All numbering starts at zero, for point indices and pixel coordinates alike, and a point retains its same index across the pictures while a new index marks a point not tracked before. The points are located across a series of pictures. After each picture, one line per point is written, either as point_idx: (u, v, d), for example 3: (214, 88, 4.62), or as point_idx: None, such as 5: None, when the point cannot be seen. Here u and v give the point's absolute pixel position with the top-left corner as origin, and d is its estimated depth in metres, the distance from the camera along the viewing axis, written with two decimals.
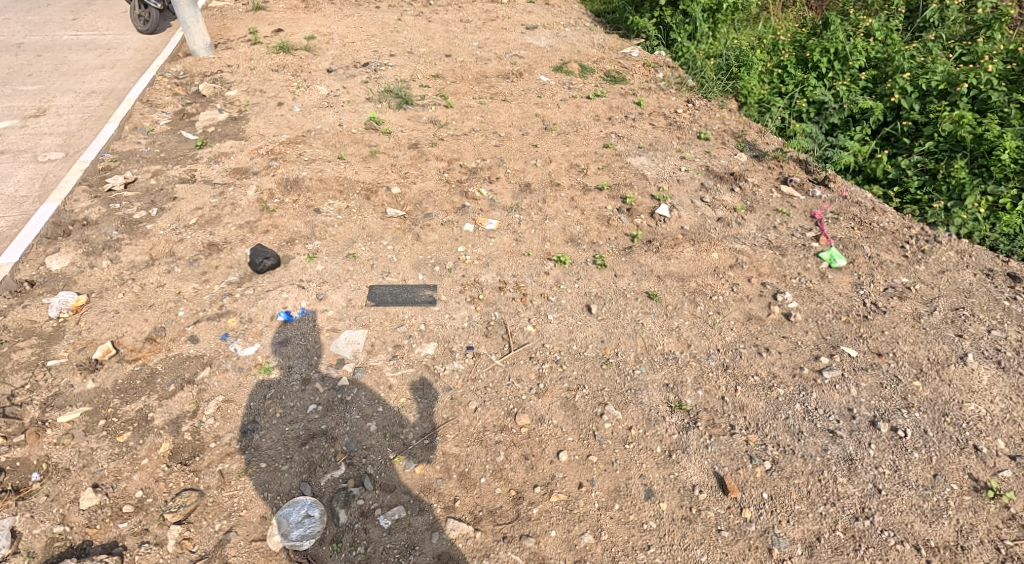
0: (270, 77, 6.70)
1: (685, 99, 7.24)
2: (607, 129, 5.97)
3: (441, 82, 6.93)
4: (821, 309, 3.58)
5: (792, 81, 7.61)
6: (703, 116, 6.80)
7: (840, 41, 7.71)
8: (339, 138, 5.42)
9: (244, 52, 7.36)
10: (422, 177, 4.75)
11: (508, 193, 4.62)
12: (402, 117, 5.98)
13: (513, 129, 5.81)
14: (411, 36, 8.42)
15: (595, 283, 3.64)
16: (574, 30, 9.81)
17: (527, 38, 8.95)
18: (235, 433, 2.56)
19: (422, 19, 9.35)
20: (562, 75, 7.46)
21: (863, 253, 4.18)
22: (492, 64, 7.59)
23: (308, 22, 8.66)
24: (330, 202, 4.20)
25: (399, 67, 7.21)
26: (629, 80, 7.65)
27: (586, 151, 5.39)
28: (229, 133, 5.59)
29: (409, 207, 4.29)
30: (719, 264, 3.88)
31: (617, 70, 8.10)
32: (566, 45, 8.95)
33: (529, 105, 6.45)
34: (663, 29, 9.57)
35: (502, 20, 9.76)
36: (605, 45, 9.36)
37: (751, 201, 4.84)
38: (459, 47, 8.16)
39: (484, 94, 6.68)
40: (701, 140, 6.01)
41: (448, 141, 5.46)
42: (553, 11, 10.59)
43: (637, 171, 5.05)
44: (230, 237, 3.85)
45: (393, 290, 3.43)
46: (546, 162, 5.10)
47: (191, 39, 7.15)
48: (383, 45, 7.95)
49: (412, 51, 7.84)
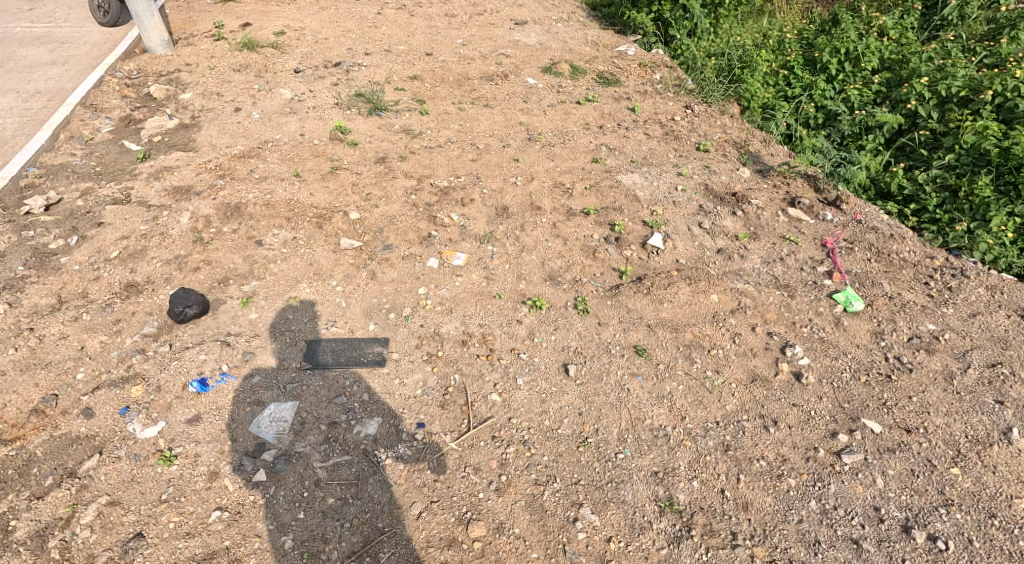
0: (231, 78, 6.16)
1: (684, 104, 6.71)
2: (597, 140, 5.45)
3: (419, 85, 6.39)
4: (838, 366, 3.06)
5: (798, 84, 7.11)
6: (702, 123, 6.27)
7: (851, 41, 7.19)
8: (299, 150, 4.89)
9: (206, 50, 6.82)
10: (386, 199, 4.23)
11: (482, 218, 4.11)
12: (372, 126, 5.46)
13: (494, 139, 5.29)
14: (390, 33, 7.87)
15: (575, 334, 3.13)
16: (568, 26, 9.25)
17: (515, 34, 8.41)
18: (114, 552, 2.10)
19: (404, 13, 8.79)
20: (551, 76, 6.92)
21: (882, 292, 3.65)
22: (475, 65, 7.04)
23: (280, 16, 8.10)
24: (274, 232, 3.67)
25: (374, 67, 6.67)
26: (624, 83, 7.13)
27: (572, 166, 4.87)
28: (177, 143, 5.08)
29: (367, 237, 3.78)
30: (719, 309, 3.38)
31: (610, 70, 7.57)
32: (557, 42, 8.41)
33: (512, 111, 5.93)
34: (661, 24, 9.07)
35: (490, 14, 9.21)
36: (599, 42, 8.82)
37: (754, 226, 4.32)
38: (441, 45, 7.61)
39: (464, 99, 6.15)
40: (700, 153, 5.50)
41: (420, 153, 4.93)
42: (545, 4, 10.02)
43: (629, 191, 4.53)
44: (153, 275, 3.33)
45: (335, 346, 2.91)
46: (528, 180, 4.58)
47: (145, 35, 6.60)
48: (359, 42, 7.41)
49: (391, 49, 7.30)
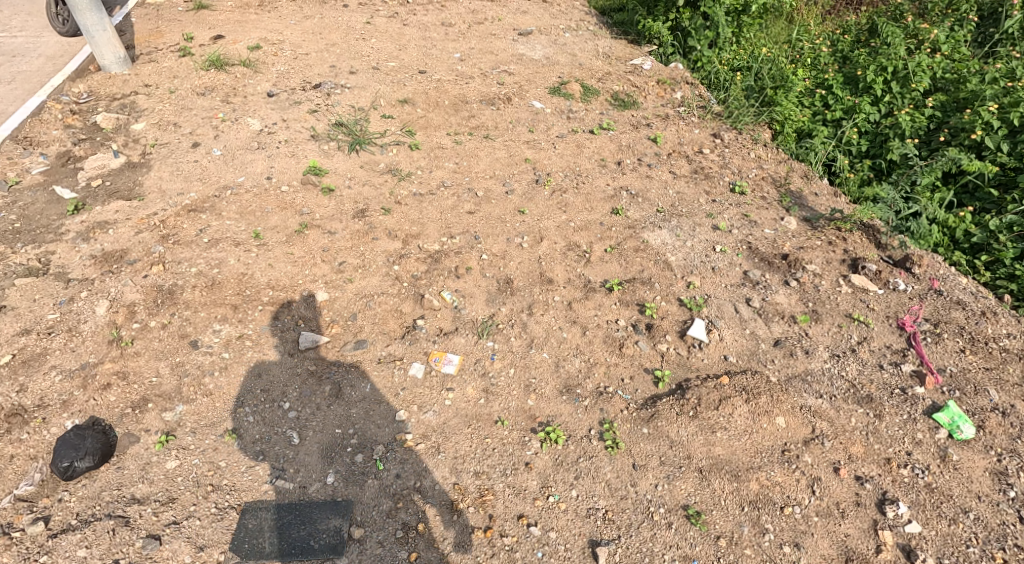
0: (193, 103, 5.38)
1: (711, 132, 5.93)
2: (615, 182, 4.69)
3: (409, 110, 5.63)
4: (961, 535, 2.31)
5: (839, 106, 6.34)
6: (733, 156, 5.49)
7: (898, 58, 6.41)
8: (265, 200, 4.11)
9: (169, 68, 6.08)
10: (362, 270, 3.47)
11: (480, 297, 3.36)
12: (353, 164, 4.70)
13: (495, 183, 4.54)
14: (380, 46, 7.13)
15: (603, 487, 2.38)
16: (576, 35, 8.47)
17: (518, 45, 7.64)
18: None
19: (396, 23, 8.07)
20: (560, 99, 6.15)
21: (993, 404, 2.87)
22: (474, 85, 6.28)
23: (258, 26, 7.36)
24: (214, 326, 2.87)
25: (359, 89, 5.91)
26: (641, 105, 6.38)
27: (588, 220, 4.11)
28: (118, 189, 4.30)
29: (335, 329, 3.02)
30: (787, 438, 2.59)
31: (625, 89, 6.79)
32: (564, 54, 7.64)
33: (516, 143, 5.16)
34: (679, 34, 8.39)
35: (490, 23, 8.45)
36: (610, 54, 8.05)
37: (812, 302, 3.54)
38: (436, 62, 6.86)
39: (460, 128, 5.39)
40: (734, 198, 4.73)
41: (408, 204, 4.18)
42: (550, 12, 9.31)
43: (658, 256, 3.76)
44: (47, 396, 2.53)
45: (281, 519, 2.22)
46: (536, 241, 3.84)
47: (97, 51, 5.81)
48: (344, 58, 6.67)
49: (379, 66, 6.54)
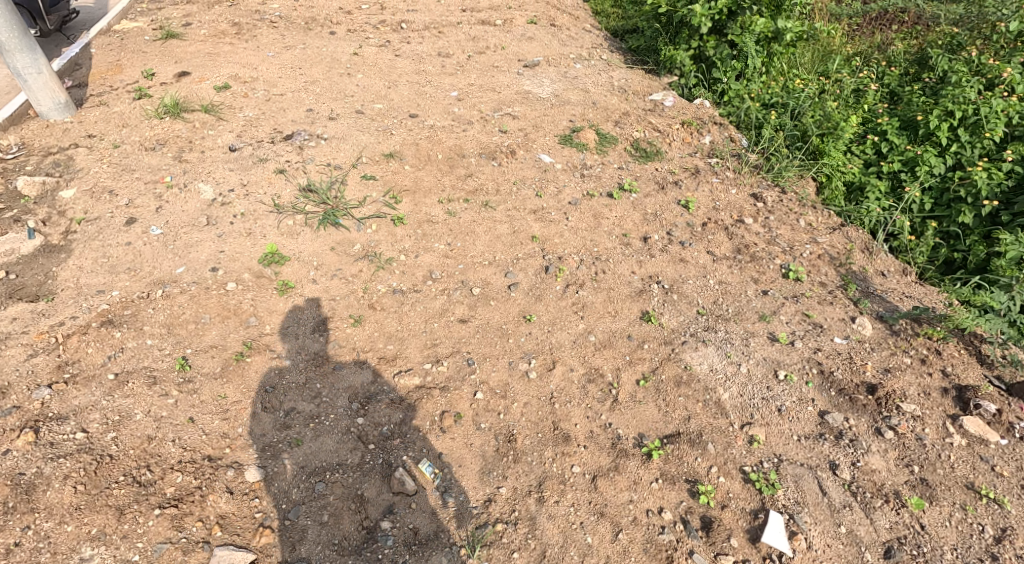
0: (139, 161, 4.56)
1: (749, 191, 5.09)
2: (640, 270, 3.86)
3: (395, 167, 4.83)
4: None
5: (896, 156, 5.55)
6: (779, 224, 4.63)
7: (968, 100, 5.55)
8: (205, 302, 3.24)
9: (119, 113, 5.26)
10: (316, 424, 2.65)
11: (472, 468, 2.53)
12: (324, 247, 3.89)
13: (495, 272, 3.73)
14: (367, 82, 6.33)
15: None
16: (587, 66, 7.64)
17: (523, 79, 6.82)
18: None
19: (387, 53, 7.29)
20: (571, 150, 5.34)
21: None
22: (473, 133, 5.48)
23: (231, 59, 6.57)
24: (84, 551, 2.18)
25: (339, 140, 5.11)
26: (665, 156, 5.56)
27: (613, 331, 3.26)
28: (23, 286, 3.45)
29: (266, 537, 2.29)
30: None
31: (646, 134, 5.95)
32: (576, 90, 6.81)
33: (520, 214, 4.36)
34: (703, 64, 7.69)
35: (492, 51, 7.64)
36: (627, 88, 7.23)
37: (918, 467, 2.64)
38: (431, 101, 6.06)
39: (455, 193, 4.58)
40: (789, 288, 3.88)
41: (388, 308, 3.35)
42: (558, 39, 8.51)
43: (706, 391, 2.90)
44: None
45: None
46: (546, 368, 2.98)
47: (33, 96, 4.99)
48: (325, 98, 5.86)
49: (365, 109, 5.74)
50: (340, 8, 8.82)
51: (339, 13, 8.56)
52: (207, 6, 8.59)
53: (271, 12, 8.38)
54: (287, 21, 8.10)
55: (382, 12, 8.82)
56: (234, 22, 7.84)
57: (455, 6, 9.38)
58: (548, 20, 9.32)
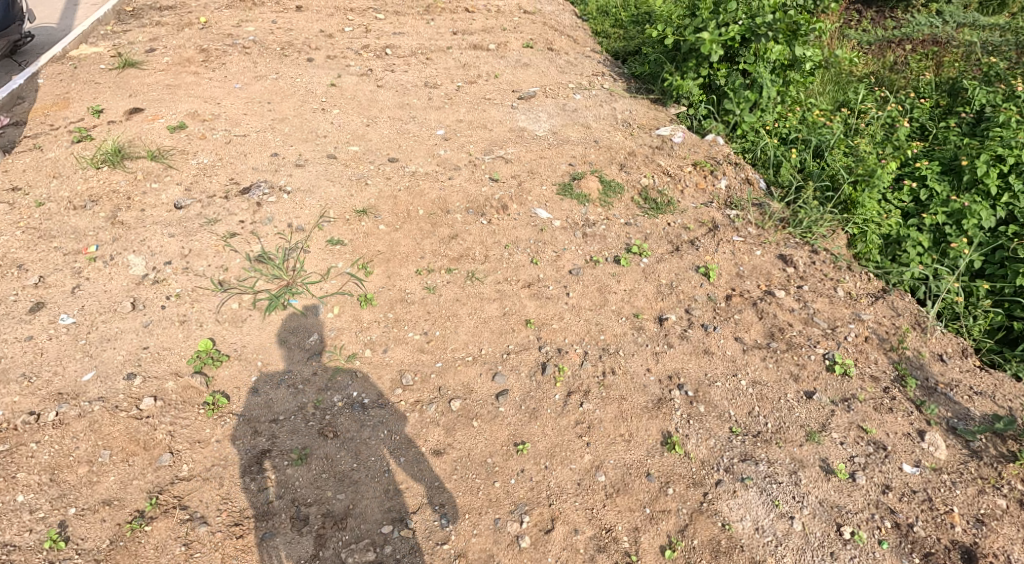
0: (64, 224, 3.90)
1: (775, 251, 4.45)
2: (656, 367, 3.19)
3: (367, 226, 4.19)
4: None
5: (940, 206, 4.90)
6: (815, 295, 3.96)
7: (1020, 144, 4.92)
8: (106, 431, 2.60)
9: (52, 160, 4.61)
10: None
11: None
12: (273, 339, 3.22)
13: (481, 372, 3.06)
14: (344, 119, 5.68)
15: None
16: (587, 96, 7.03)
17: (517, 113, 6.19)
18: None
19: (369, 83, 6.64)
20: (570, 202, 4.70)
21: None
22: (460, 181, 4.83)
23: (192, 92, 5.93)
24: None
25: (305, 193, 4.44)
26: (677, 207, 4.92)
27: (626, 464, 2.62)
28: None
29: None
30: None
31: (655, 179, 5.31)
32: (576, 125, 6.18)
33: (511, 288, 3.71)
34: (713, 93, 7.10)
35: (484, 80, 7.01)
36: (631, 121, 6.63)
37: None
38: (414, 143, 5.43)
39: (436, 261, 3.92)
40: (837, 387, 3.19)
41: (344, 433, 2.70)
42: (556, 65, 7.89)
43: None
44: None
45: None
46: (541, 532, 2.37)
47: None
48: (294, 139, 5.22)
49: (338, 152, 5.09)
50: (321, 31, 8.21)
51: (319, 38, 7.95)
52: (176, 30, 7.99)
53: (245, 36, 7.76)
54: (261, 45, 7.46)
55: (366, 36, 8.20)
56: (202, 48, 7.21)
57: (445, 29, 8.77)
58: (545, 43, 8.71)
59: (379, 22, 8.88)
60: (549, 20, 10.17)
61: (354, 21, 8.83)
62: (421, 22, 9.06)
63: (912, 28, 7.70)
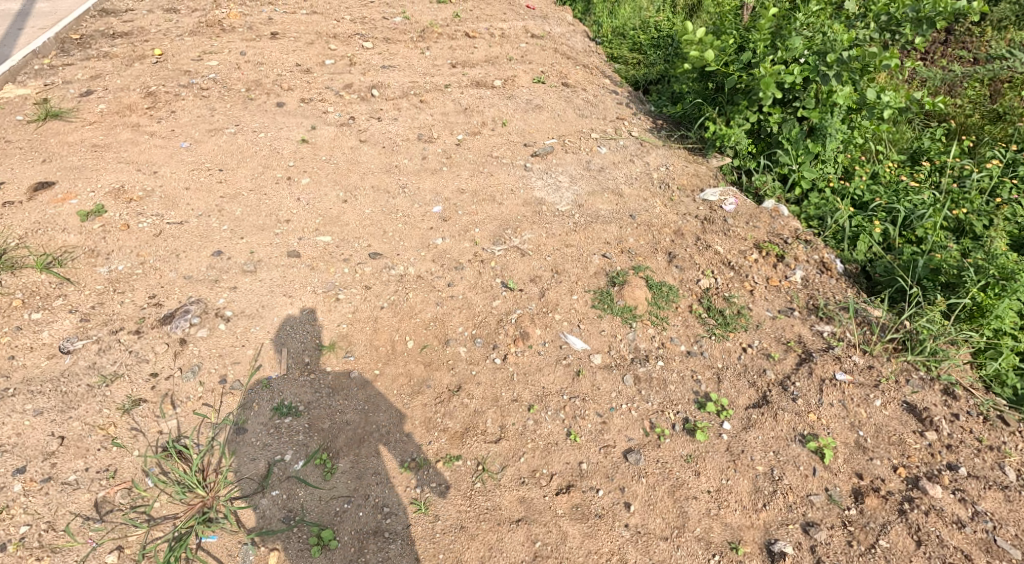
0: None
1: (901, 395, 3.21)
2: None
3: (333, 375, 3.02)
4: None
5: None
6: (981, 486, 2.75)
7: None
8: None
9: None
10: None
11: None
12: None
13: None
14: (313, 193, 4.49)
15: None
16: (613, 147, 5.84)
17: (532, 178, 5.01)
18: None
19: (350, 134, 5.44)
20: (609, 321, 3.51)
21: None
22: (462, 291, 3.65)
23: (123, 156, 4.72)
24: None
25: (250, 321, 3.26)
26: (749, 321, 3.74)
27: None
28: None
29: None
30: None
31: (714, 273, 4.11)
32: (604, 194, 4.99)
33: (541, 496, 2.54)
34: (763, 142, 5.93)
35: (489, 130, 5.81)
36: (669, 182, 5.45)
37: None
38: (404, 228, 4.24)
39: (430, 442, 2.73)
40: None
41: None
42: (573, 104, 6.70)
43: None
44: None
45: None
46: None
47: None
48: (246, 227, 4.01)
49: (303, 248, 3.90)
50: (297, 65, 7.02)
51: (294, 75, 6.76)
52: (124, 65, 6.77)
53: (205, 73, 6.55)
54: (222, 85, 6.24)
55: (350, 71, 7.01)
56: (148, 89, 5.98)
57: (442, 60, 7.59)
58: (557, 76, 7.52)
59: (366, 53, 7.68)
60: (560, 45, 8.98)
61: (337, 51, 7.63)
62: (415, 51, 7.88)
63: (1000, 60, 6.57)
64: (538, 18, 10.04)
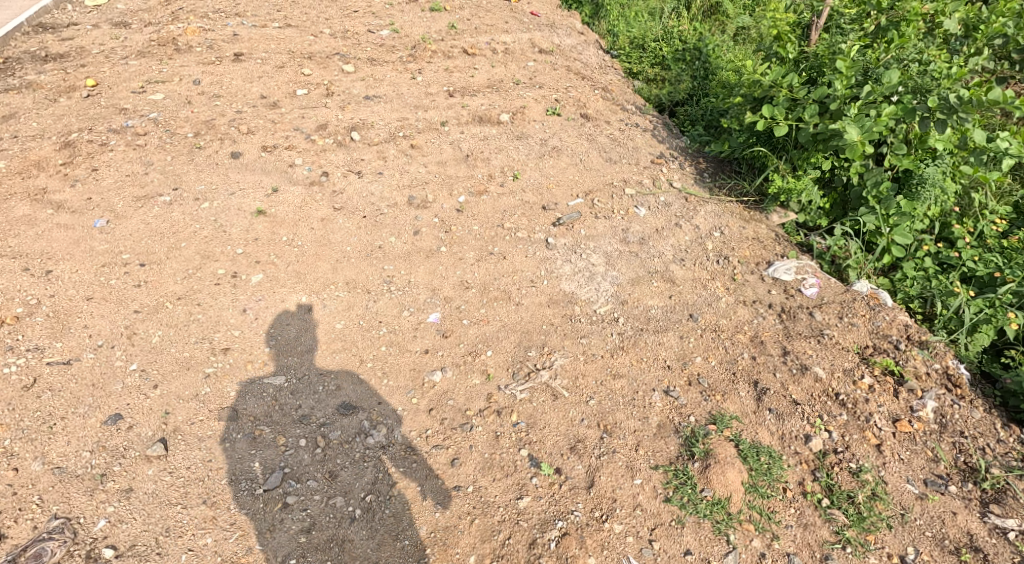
0: None
1: None
2: None
3: None
4: None
5: None
6: None
7: None
8: None
9: None
10: None
11: None
12: None
13: None
14: (265, 299, 3.30)
15: None
16: (654, 206, 4.66)
17: (557, 262, 3.83)
18: None
19: (321, 198, 4.25)
20: (693, 531, 2.35)
21: None
22: (473, 478, 2.49)
23: (10, 245, 3.54)
24: None
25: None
26: (892, 507, 2.57)
27: None
28: None
29: None
30: None
31: (823, 416, 2.94)
32: (653, 281, 3.81)
33: None
34: (840, 195, 4.75)
35: (498, 185, 4.62)
36: (730, 253, 4.22)
37: None
38: (388, 354, 3.06)
39: None
40: None
41: None
42: (598, 143, 5.51)
43: None
44: None
45: None
46: None
47: None
48: (160, 365, 2.83)
49: (241, 402, 2.71)
50: (261, 97, 5.79)
51: (257, 111, 5.55)
52: (48, 100, 5.54)
53: (146, 111, 5.33)
54: (164, 128, 5.01)
55: (326, 104, 5.80)
56: (67, 137, 4.76)
57: (437, 86, 6.39)
58: (575, 104, 6.31)
59: (346, 78, 6.47)
60: (572, 62, 7.77)
61: (312, 76, 6.41)
62: (405, 75, 6.67)
63: None
64: (545, 27, 8.81)
